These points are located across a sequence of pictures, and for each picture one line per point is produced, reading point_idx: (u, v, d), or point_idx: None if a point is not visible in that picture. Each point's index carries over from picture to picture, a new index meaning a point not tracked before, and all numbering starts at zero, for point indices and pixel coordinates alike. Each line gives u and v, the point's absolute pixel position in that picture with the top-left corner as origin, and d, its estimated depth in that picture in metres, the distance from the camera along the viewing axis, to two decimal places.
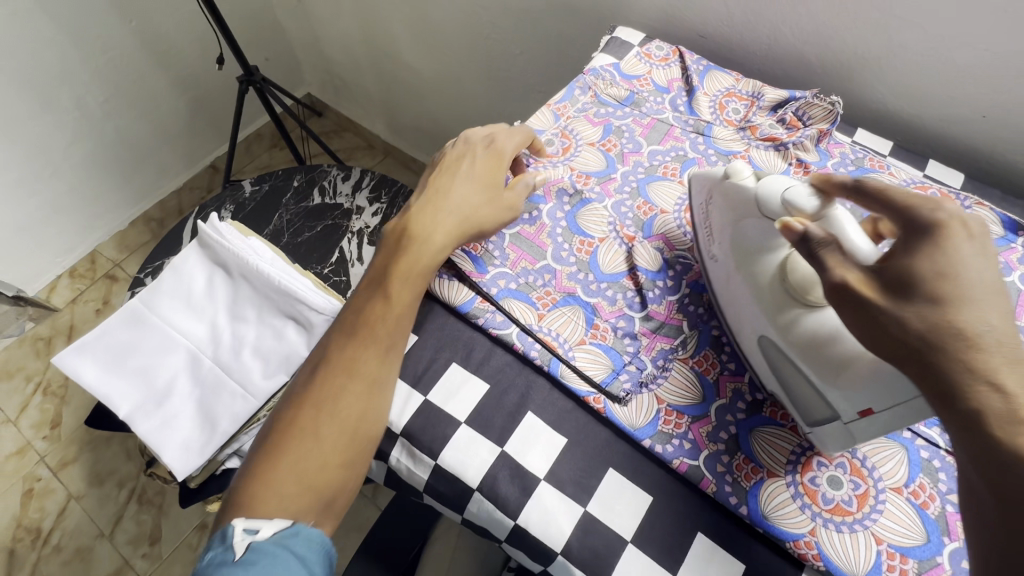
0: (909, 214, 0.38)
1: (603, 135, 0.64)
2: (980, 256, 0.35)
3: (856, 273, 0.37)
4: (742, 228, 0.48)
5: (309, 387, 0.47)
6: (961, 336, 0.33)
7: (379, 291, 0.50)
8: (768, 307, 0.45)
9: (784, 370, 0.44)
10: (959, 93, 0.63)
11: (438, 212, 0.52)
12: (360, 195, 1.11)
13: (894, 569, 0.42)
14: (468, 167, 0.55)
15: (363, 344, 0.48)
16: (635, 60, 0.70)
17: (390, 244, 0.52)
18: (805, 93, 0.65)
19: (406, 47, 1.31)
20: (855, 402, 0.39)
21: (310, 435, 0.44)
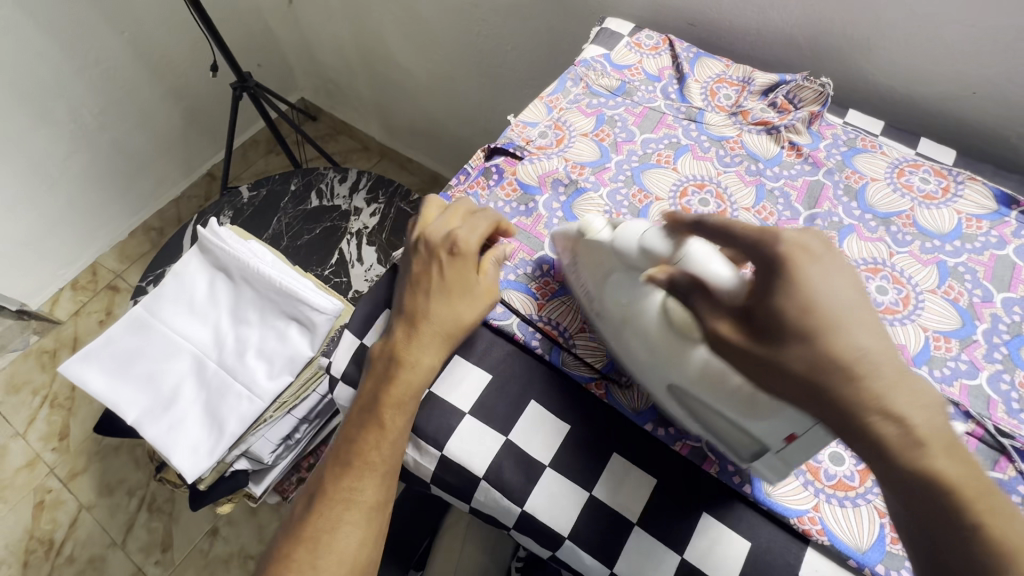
0: (756, 248, 0.37)
1: (596, 126, 0.65)
2: (841, 276, 0.36)
3: (729, 322, 0.37)
4: (609, 279, 0.46)
5: (304, 522, 0.47)
6: (840, 369, 0.34)
7: (366, 426, 0.47)
8: (668, 358, 0.42)
9: (697, 411, 0.43)
10: (949, 70, 0.64)
11: (419, 333, 0.48)
12: (357, 197, 1.11)
13: (897, 541, 0.43)
14: (439, 276, 0.50)
15: (360, 477, 0.47)
16: (626, 50, 0.71)
17: (372, 375, 0.48)
18: (795, 76, 0.66)
19: (397, 47, 1.32)
20: (778, 430, 0.38)
21: (306, 571, 0.45)
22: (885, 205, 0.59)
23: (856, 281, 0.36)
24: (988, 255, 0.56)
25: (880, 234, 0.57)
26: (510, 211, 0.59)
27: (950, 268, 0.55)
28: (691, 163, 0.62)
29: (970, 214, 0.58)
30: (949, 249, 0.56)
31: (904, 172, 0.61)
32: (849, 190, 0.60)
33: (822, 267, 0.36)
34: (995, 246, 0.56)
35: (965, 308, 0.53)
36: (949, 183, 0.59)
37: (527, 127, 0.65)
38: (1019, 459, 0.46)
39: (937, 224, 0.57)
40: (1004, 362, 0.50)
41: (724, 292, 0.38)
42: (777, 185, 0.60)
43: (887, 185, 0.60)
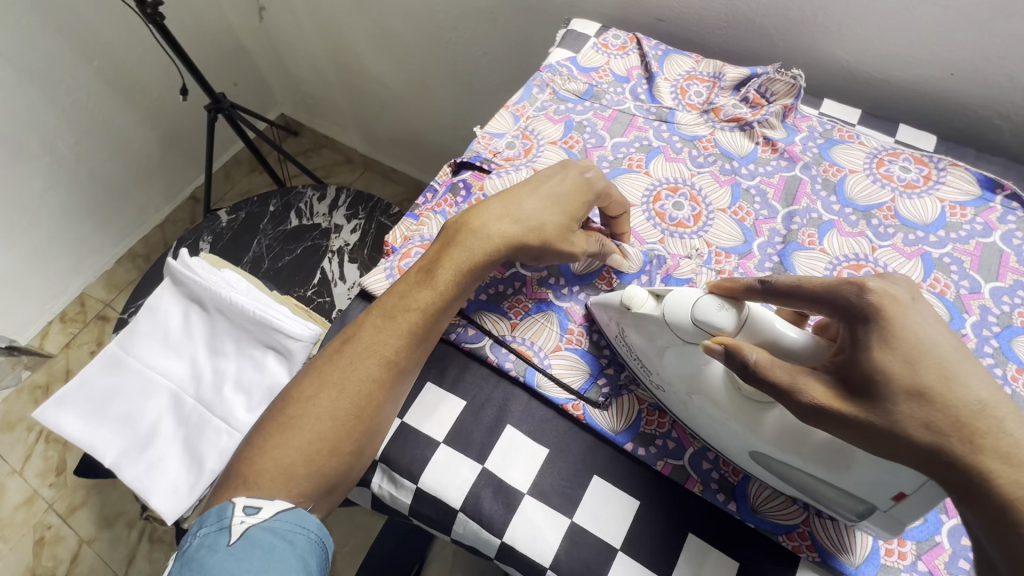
0: (833, 300, 0.35)
1: (564, 133, 0.63)
2: (935, 321, 0.34)
3: (821, 387, 0.34)
4: (671, 357, 0.43)
5: (334, 365, 0.47)
6: (961, 424, 0.31)
7: (421, 283, 0.48)
8: (742, 427, 0.40)
9: (791, 476, 0.40)
10: (924, 52, 0.62)
11: (502, 213, 0.49)
12: (338, 214, 1.10)
13: (892, 553, 0.41)
14: (558, 183, 0.51)
15: (396, 333, 0.47)
16: (592, 52, 0.69)
17: (439, 240, 0.50)
18: (766, 68, 0.63)
19: (370, 58, 1.30)
20: (884, 489, 0.36)
21: (325, 418, 0.45)
22: (865, 199, 0.57)
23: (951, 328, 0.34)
24: (974, 243, 0.54)
25: (861, 228, 0.55)
26: None
27: (936, 260, 0.53)
28: (664, 165, 0.60)
29: (953, 201, 0.56)
30: (933, 240, 0.54)
31: (884, 162, 0.59)
32: (827, 183, 0.58)
33: (915, 312, 0.34)
34: (981, 234, 0.54)
35: (952, 301, 0.51)
36: (931, 171, 0.58)
37: (493, 138, 0.63)
38: None
39: (920, 214, 0.55)
40: (996, 356, 0.48)
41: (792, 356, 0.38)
42: (752, 183, 0.58)
43: (866, 176, 0.58)
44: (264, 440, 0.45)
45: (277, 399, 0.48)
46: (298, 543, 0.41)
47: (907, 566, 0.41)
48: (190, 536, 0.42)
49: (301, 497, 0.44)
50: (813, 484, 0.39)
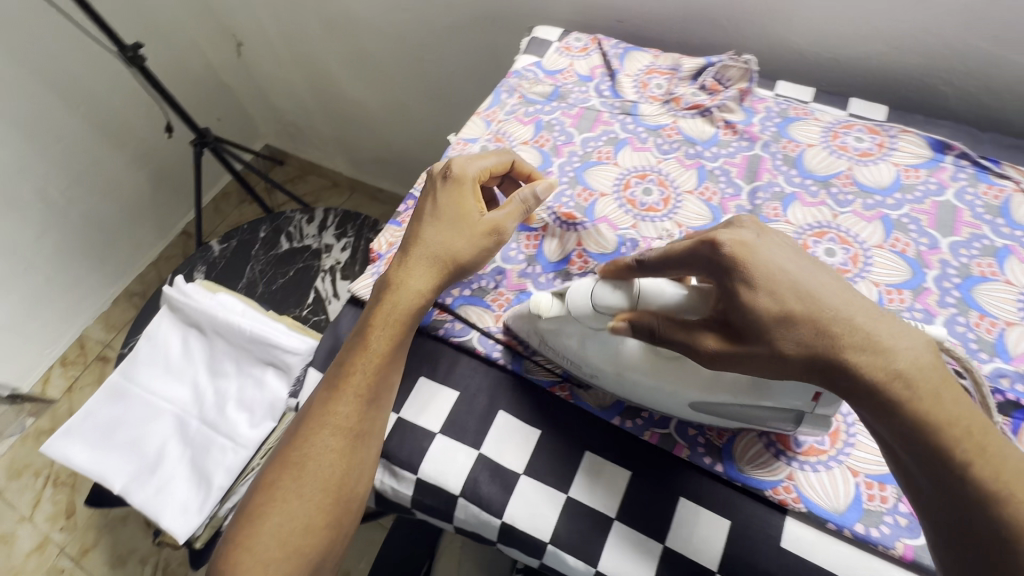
0: (696, 260, 0.40)
1: (534, 133, 0.66)
2: (781, 249, 0.39)
3: (715, 336, 0.39)
4: (593, 343, 0.45)
5: (290, 447, 0.47)
6: (821, 333, 0.36)
7: (359, 347, 0.49)
8: (675, 385, 0.43)
9: (727, 414, 0.44)
10: (867, 30, 0.65)
11: (408, 258, 0.51)
12: (327, 234, 1.13)
13: (874, 498, 0.43)
14: (433, 200, 0.53)
15: (342, 402, 0.47)
16: (556, 56, 0.72)
17: (371, 303, 0.51)
18: (720, 56, 0.67)
19: (347, 83, 1.34)
20: (802, 395, 0.40)
21: (291, 500, 0.46)
22: (824, 169, 0.60)
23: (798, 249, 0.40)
24: (930, 203, 0.56)
25: (822, 197, 0.58)
26: None
27: (895, 221, 0.56)
28: (632, 155, 0.63)
29: (907, 165, 0.59)
30: (891, 202, 0.57)
31: (839, 134, 0.62)
32: (787, 159, 0.61)
33: (762, 248, 0.38)
34: (935, 192, 0.57)
35: (913, 258, 0.54)
36: (884, 139, 0.61)
37: (468, 144, 0.66)
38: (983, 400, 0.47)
39: (876, 178, 0.58)
40: (958, 306, 0.51)
41: (685, 311, 0.41)
42: (716, 165, 0.61)
43: (823, 149, 0.61)
44: (237, 533, 0.46)
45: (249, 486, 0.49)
46: None
47: (889, 509, 0.43)
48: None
49: None
50: (747, 411, 0.43)
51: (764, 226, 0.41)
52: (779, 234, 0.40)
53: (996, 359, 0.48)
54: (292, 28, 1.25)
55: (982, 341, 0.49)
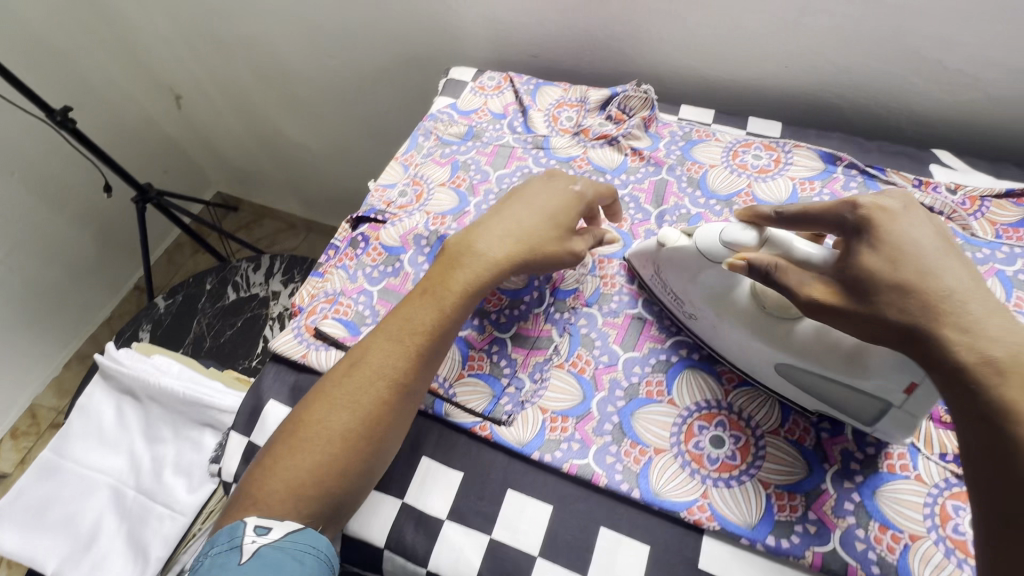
0: (832, 221, 0.43)
1: (451, 174, 0.67)
2: (923, 226, 0.40)
3: (821, 287, 0.41)
4: (703, 281, 0.49)
5: (342, 387, 0.46)
6: (925, 301, 0.37)
7: (425, 301, 0.49)
8: (763, 337, 0.46)
9: (813, 388, 0.45)
10: (757, 53, 0.69)
11: (500, 228, 0.51)
12: (274, 281, 1.13)
13: (784, 508, 0.45)
14: (548, 195, 0.53)
15: (403, 357, 0.47)
16: (470, 96, 0.75)
17: (441, 260, 0.51)
18: (624, 87, 0.70)
19: (289, 128, 1.35)
20: (896, 385, 0.41)
21: (336, 441, 0.44)
22: (725, 188, 0.62)
23: (940, 231, 0.41)
24: None
25: (725, 216, 0.61)
26: (379, 275, 0.60)
27: None
28: None
29: (802, 178, 0.62)
30: None
31: (738, 153, 0.65)
32: (691, 180, 0.63)
33: (904, 221, 0.41)
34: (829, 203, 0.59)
35: None
36: (779, 155, 0.64)
37: (386, 190, 0.67)
38: None
39: (774, 194, 0.61)
40: None
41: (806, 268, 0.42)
42: (626, 191, 0.64)
43: (724, 169, 0.64)
44: (272, 463, 0.44)
45: (287, 419, 0.47)
46: (307, 563, 0.40)
47: (799, 518, 0.44)
48: (202, 557, 0.40)
49: (311, 519, 0.43)
50: (833, 392, 0.44)
51: (913, 202, 0.42)
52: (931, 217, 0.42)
53: None
54: (229, 78, 1.26)
55: None
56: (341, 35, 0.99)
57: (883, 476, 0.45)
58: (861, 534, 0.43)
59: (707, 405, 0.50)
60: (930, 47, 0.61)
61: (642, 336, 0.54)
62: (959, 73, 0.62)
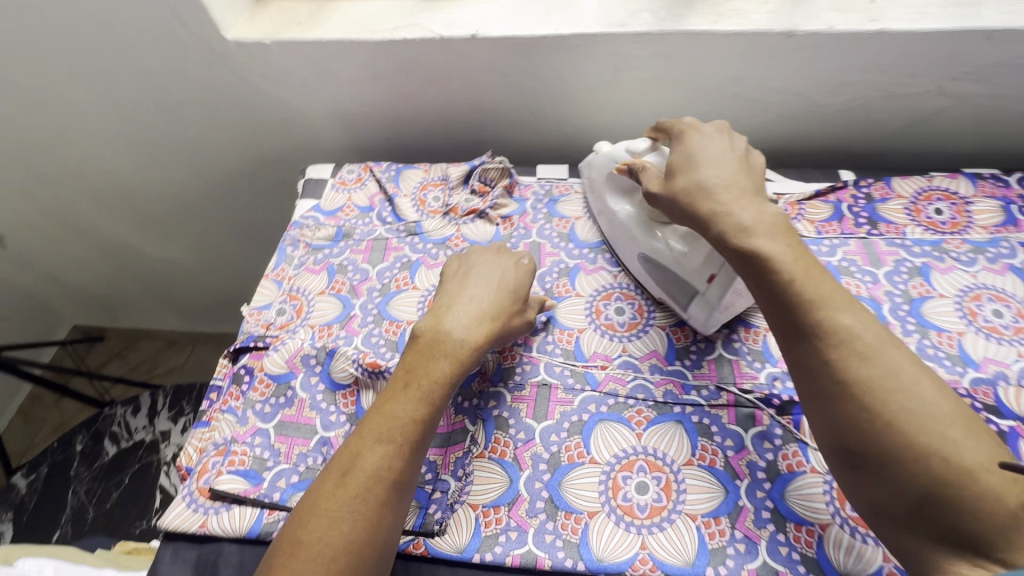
0: (671, 134, 0.57)
1: (329, 280, 0.66)
2: (720, 140, 0.54)
3: (655, 180, 0.54)
4: (613, 182, 0.63)
5: (339, 494, 0.43)
6: (699, 189, 0.51)
7: (411, 394, 0.48)
8: (630, 229, 0.60)
9: (658, 276, 0.59)
10: (592, 106, 0.75)
11: (469, 311, 0.53)
12: (160, 420, 1.01)
13: (715, 534, 0.47)
14: (501, 272, 0.57)
15: (400, 454, 0.45)
16: (333, 193, 0.74)
17: (418, 348, 0.51)
18: (481, 159, 0.73)
19: (146, 244, 1.23)
20: (703, 273, 0.53)
21: (344, 554, 0.41)
22: (592, 237, 0.67)
23: (738, 148, 0.54)
24: None
25: (600, 263, 0.65)
26: (271, 409, 0.56)
27: None
28: (427, 274, 0.65)
29: None
30: None
31: None
32: (562, 235, 0.67)
33: (709, 136, 0.54)
34: None
35: None
36: None
37: (262, 311, 0.64)
38: (766, 406, 0.53)
39: None
40: (729, 325, 0.59)
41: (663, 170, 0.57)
42: None
43: (588, 219, 0.69)
44: None
45: (278, 540, 0.42)
46: None
47: (729, 540, 0.47)
48: None
49: None
50: (669, 278, 0.58)
51: (726, 128, 0.56)
52: (735, 139, 0.55)
53: (767, 365, 0.56)
54: (62, 207, 1.13)
55: (755, 352, 0.57)
56: (184, 146, 0.93)
57: (788, 477, 0.49)
58: (782, 538, 0.47)
59: (626, 453, 0.51)
60: (728, 84, 0.70)
61: (551, 403, 0.55)
62: (757, 100, 0.72)
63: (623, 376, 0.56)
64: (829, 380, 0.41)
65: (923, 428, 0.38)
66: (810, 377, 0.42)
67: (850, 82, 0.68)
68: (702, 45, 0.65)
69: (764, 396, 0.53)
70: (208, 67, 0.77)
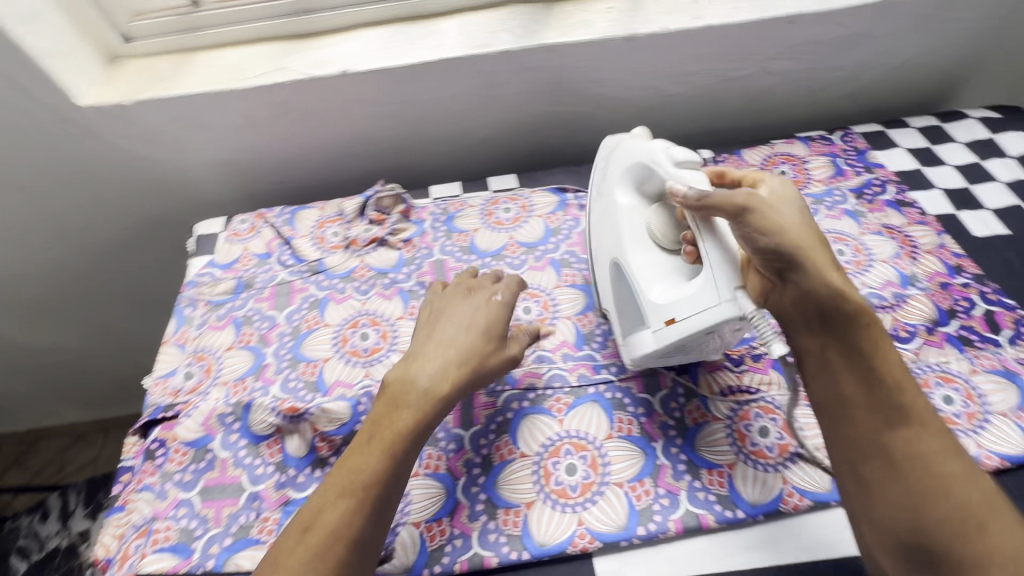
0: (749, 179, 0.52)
1: (236, 333, 0.64)
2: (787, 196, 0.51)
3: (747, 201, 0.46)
4: (645, 177, 0.55)
5: (294, 550, 0.42)
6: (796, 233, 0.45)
7: (373, 448, 0.46)
8: (626, 233, 0.55)
9: (622, 286, 0.56)
10: (473, 123, 0.79)
11: (443, 364, 0.50)
12: (77, 518, 0.92)
13: (641, 496, 0.51)
14: (478, 308, 0.54)
15: (356, 510, 0.44)
16: (227, 246, 0.72)
17: (384, 398, 0.49)
18: (373, 189, 0.74)
19: (28, 335, 1.12)
20: (665, 312, 0.49)
21: None
22: (492, 245, 0.70)
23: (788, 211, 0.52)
24: (576, 235, 0.71)
25: (502, 268, 0.68)
26: (192, 476, 0.54)
27: (562, 260, 0.69)
28: (337, 309, 0.66)
29: (547, 213, 0.73)
30: (552, 248, 0.70)
31: (492, 212, 0.74)
32: (464, 249, 0.70)
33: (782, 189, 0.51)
34: (574, 227, 0.71)
35: (582, 285, 0.67)
36: (524, 202, 0.74)
37: (168, 379, 0.62)
38: (667, 370, 0.59)
39: (533, 234, 0.71)
40: None
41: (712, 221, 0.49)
42: (412, 282, 0.68)
43: (486, 229, 0.72)
44: None
45: None
46: None
47: (654, 498, 0.51)
48: None
49: None
50: (629, 292, 0.55)
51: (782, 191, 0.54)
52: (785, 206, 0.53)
53: None
54: None
55: None
56: (55, 222, 0.87)
57: (695, 430, 0.55)
58: (699, 485, 0.52)
59: (552, 440, 0.55)
60: (590, 87, 0.77)
61: (476, 409, 0.57)
62: (619, 98, 0.79)
63: (538, 369, 0.60)
64: (914, 465, 0.41)
65: (989, 531, 0.38)
66: (887, 456, 0.42)
67: (692, 73, 0.77)
68: (558, 56, 0.71)
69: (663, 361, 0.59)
70: (68, 137, 0.74)
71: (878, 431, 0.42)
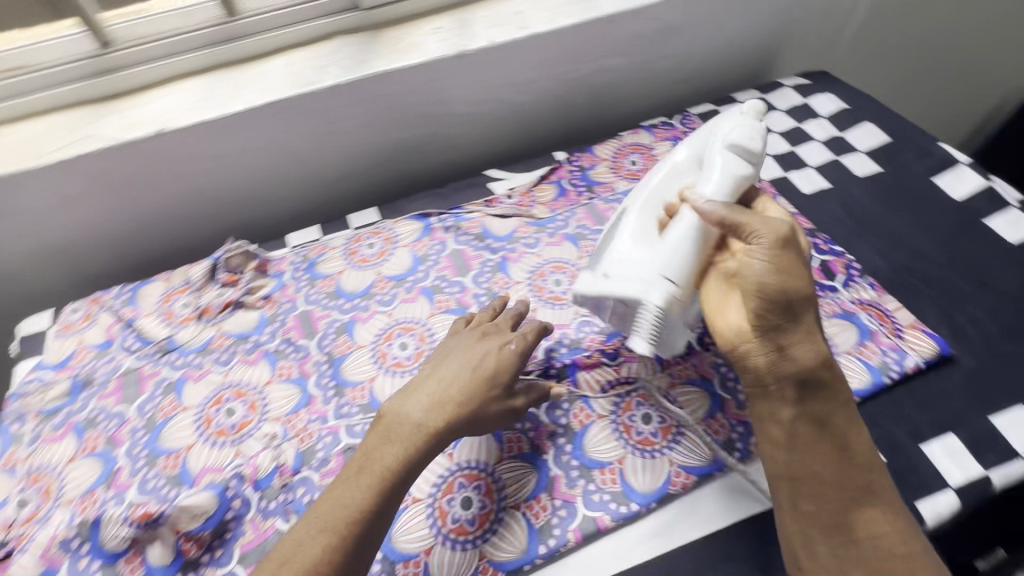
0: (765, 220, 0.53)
1: (79, 440, 0.57)
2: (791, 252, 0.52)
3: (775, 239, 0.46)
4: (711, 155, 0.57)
5: None
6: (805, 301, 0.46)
7: (359, 481, 0.44)
8: (653, 184, 0.58)
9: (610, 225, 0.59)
10: (322, 163, 0.76)
11: (442, 409, 0.47)
12: None
13: (539, 514, 0.51)
14: (480, 354, 0.51)
15: (336, 548, 0.41)
16: (58, 342, 0.64)
17: (376, 428, 0.47)
18: (221, 250, 0.69)
19: None
20: (611, 268, 0.53)
21: None
22: (359, 285, 0.67)
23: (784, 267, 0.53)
24: (444, 258, 0.69)
25: (372, 307, 0.65)
26: None
27: (433, 286, 0.67)
28: (196, 388, 0.60)
29: (412, 242, 0.71)
30: (422, 276, 0.68)
31: (355, 250, 0.71)
32: (329, 294, 0.67)
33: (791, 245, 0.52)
34: (442, 251, 0.70)
35: (455, 307, 0.65)
36: (387, 234, 0.72)
37: None
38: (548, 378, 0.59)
39: (400, 266, 0.69)
40: None
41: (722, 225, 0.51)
42: (277, 342, 0.63)
43: (351, 270, 0.69)
44: None
45: None
46: None
47: (551, 513, 0.51)
48: None
49: None
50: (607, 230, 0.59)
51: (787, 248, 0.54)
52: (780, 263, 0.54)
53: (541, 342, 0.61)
54: None
55: None
56: None
57: (582, 433, 0.55)
58: (593, 487, 0.52)
59: (444, 477, 0.52)
60: (434, 109, 0.76)
61: None
62: (467, 115, 0.79)
63: None
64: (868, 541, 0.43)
65: None
66: (845, 532, 0.43)
67: (532, 80, 0.78)
68: (391, 83, 0.70)
69: (543, 370, 0.59)
70: None
71: (846, 508, 0.44)
